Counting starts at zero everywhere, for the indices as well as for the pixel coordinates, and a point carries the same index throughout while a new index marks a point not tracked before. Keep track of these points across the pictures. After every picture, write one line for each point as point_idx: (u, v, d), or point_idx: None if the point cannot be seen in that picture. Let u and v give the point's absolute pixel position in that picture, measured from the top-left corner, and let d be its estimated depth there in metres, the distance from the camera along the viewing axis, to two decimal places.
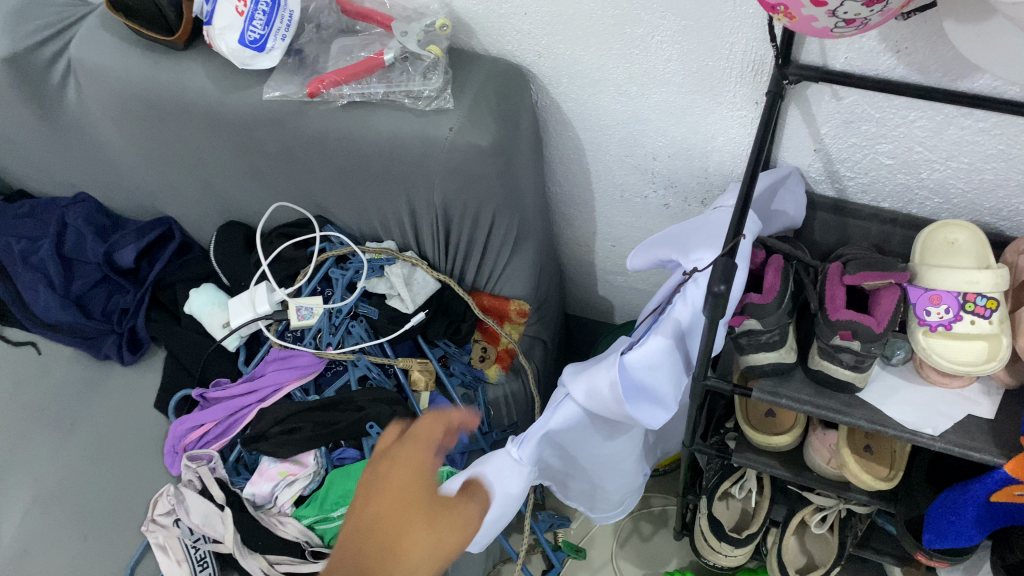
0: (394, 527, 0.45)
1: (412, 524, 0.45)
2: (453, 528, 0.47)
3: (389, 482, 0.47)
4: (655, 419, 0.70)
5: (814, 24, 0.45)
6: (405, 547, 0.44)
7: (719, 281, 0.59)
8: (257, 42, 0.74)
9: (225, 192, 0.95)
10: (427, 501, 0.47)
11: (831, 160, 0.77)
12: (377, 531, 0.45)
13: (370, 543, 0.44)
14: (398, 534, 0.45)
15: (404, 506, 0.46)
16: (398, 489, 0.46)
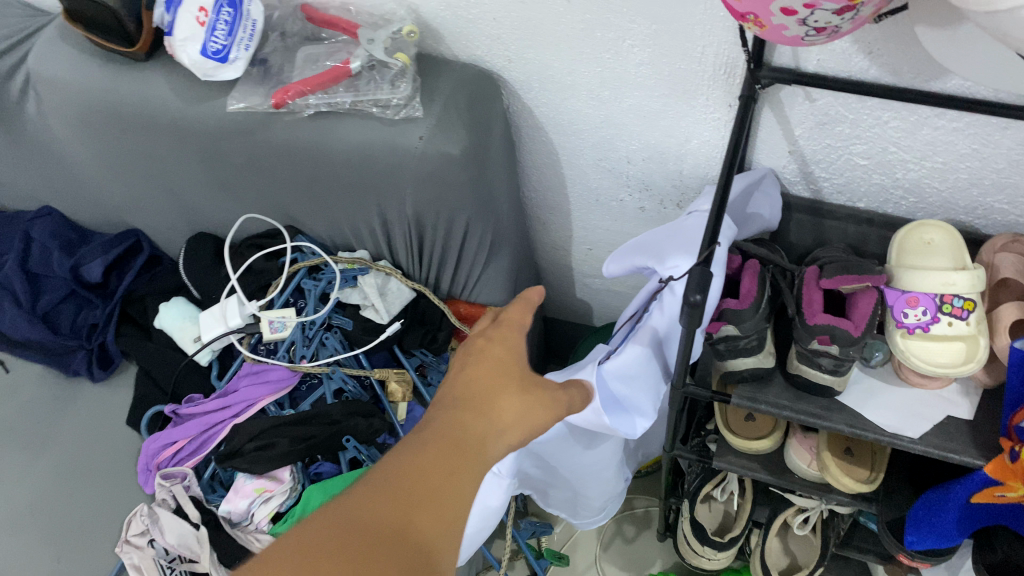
0: (489, 387, 0.50)
1: (506, 384, 0.51)
2: (542, 396, 0.52)
3: (486, 353, 0.52)
4: (632, 428, 0.69)
5: (784, 33, 0.45)
6: (499, 405, 0.49)
7: (695, 290, 0.58)
8: (220, 53, 0.72)
9: (193, 204, 0.93)
10: (519, 370, 0.52)
11: (806, 161, 0.76)
12: (478, 388, 0.50)
13: (469, 396, 0.49)
14: (497, 390, 0.50)
15: (498, 374, 0.51)
16: (494, 359, 0.52)
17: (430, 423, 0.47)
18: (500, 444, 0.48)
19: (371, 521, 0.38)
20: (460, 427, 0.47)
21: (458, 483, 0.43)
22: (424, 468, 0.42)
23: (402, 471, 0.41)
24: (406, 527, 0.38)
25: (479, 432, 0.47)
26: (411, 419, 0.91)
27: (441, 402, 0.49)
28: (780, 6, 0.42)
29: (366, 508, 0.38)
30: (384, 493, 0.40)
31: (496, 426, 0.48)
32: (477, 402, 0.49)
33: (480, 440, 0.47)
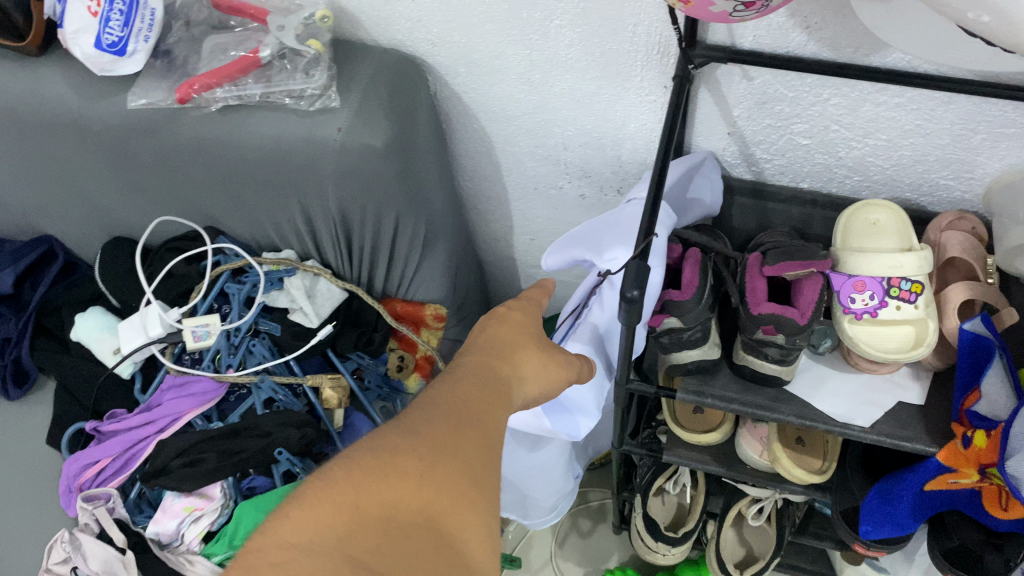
0: (511, 345, 0.54)
1: (528, 344, 0.54)
2: (558, 358, 0.55)
3: (504, 323, 0.56)
4: (573, 432, 0.66)
5: (711, 8, 0.41)
6: (528, 352, 0.54)
7: (632, 286, 0.55)
8: (116, 45, 0.66)
9: (105, 208, 0.87)
10: (534, 338, 0.55)
11: (747, 143, 0.73)
12: (500, 344, 0.53)
13: (498, 345, 0.53)
14: (517, 346, 0.54)
15: (515, 338, 0.55)
16: (511, 326, 0.56)
17: (472, 356, 0.51)
18: (536, 382, 0.53)
19: (456, 413, 0.43)
20: (504, 361, 0.52)
21: (505, 399, 0.48)
22: (484, 384, 0.48)
23: (468, 385, 0.47)
24: (481, 421, 0.44)
25: (514, 372, 0.52)
26: (349, 426, 0.88)
27: (470, 351, 0.53)
28: None
29: (449, 404, 0.44)
30: (459, 396, 0.45)
31: (526, 370, 0.53)
32: (507, 349, 0.53)
33: (514, 378, 0.51)
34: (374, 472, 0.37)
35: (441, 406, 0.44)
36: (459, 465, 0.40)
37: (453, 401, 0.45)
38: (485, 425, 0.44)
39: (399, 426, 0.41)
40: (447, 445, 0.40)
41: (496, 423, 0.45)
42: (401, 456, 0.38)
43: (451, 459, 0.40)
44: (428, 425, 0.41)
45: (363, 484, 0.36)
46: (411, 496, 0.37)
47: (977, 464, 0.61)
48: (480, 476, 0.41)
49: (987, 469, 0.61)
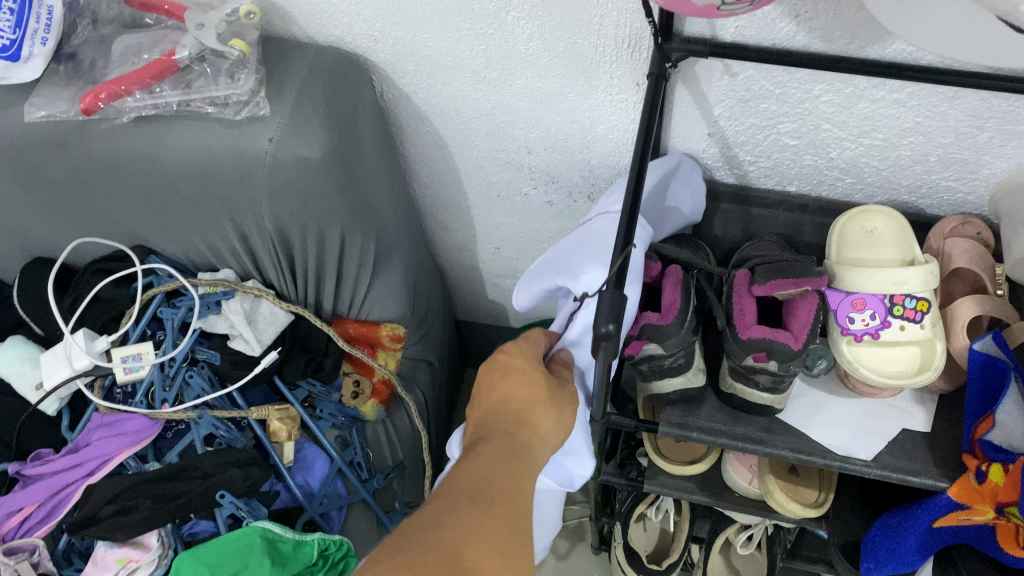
0: (522, 404, 0.47)
1: (541, 397, 0.48)
2: (572, 407, 0.50)
3: (510, 374, 0.49)
4: (568, 481, 0.61)
5: (694, 2, 0.34)
6: (542, 407, 0.47)
7: (607, 320, 0.48)
8: (8, 50, 0.58)
9: (20, 228, 0.78)
10: (548, 387, 0.49)
11: (728, 144, 0.66)
12: (511, 405, 0.47)
13: (512, 404, 0.47)
14: (534, 400, 0.47)
15: (529, 392, 0.48)
16: (524, 369, 0.49)
17: (485, 427, 0.46)
18: (553, 440, 0.48)
19: (474, 522, 0.38)
20: (522, 426, 0.46)
21: (526, 475, 0.43)
22: (506, 464, 0.42)
23: (488, 472, 0.41)
24: (503, 526, 0.39)
25: (535, 437, 0.46)
26: (301, 460, 0.80)
27: (481, 418, 0.47)
28: None
29: (468, 506, 0.39)
30: (479, 491, 0.40)
31: (545, 429, 0.47)
32: (522, 409, 0.47)
33: (533, 445, 0.45)
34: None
35: (459, 511, 0.38)
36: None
37: (472, 501, 0.39)
38: (506, 531, 0.39)
39: (414, 543, 0.35)
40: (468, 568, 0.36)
41: (519, 524, 0.40)
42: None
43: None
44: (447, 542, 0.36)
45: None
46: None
47: (993, 501, 0.55)
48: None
49: (1003, 507, 0.54)
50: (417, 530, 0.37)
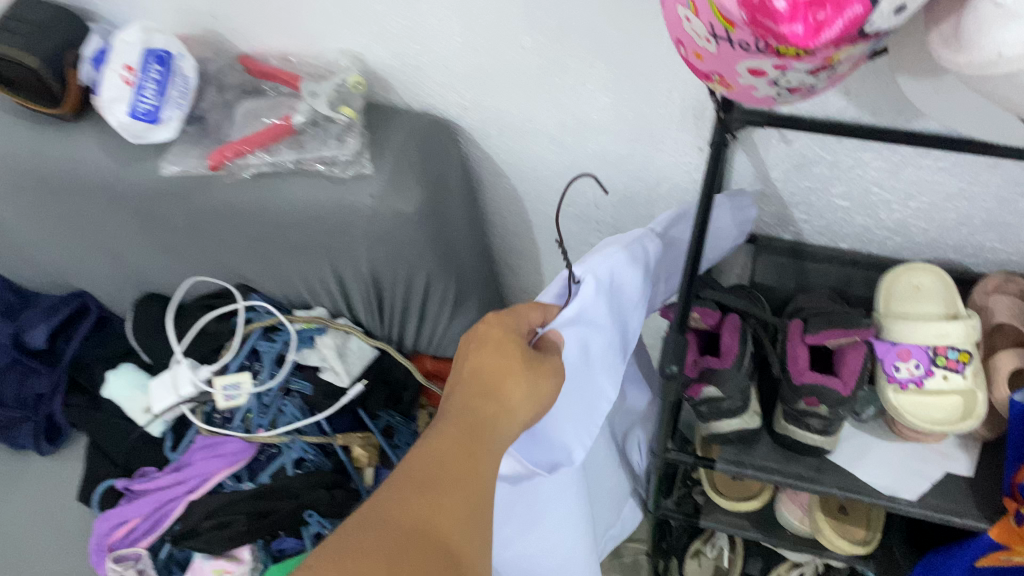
0: (492, 375, 0.47)
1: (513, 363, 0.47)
2: (555, 374, 0.49)
3: (486, 343, 0.49)
4: (553, 466, 0.52)
5: (755, 93, 0.40)
6: (512, 378, 0.47)
7: (672, 361, 0.54)
8: (150, 114, 0.67)
9: (137, 267, 0.87)
10: (521, 351, 0.48)
11: (785, 202, 0.71)
12: (481, 377, 0.47)
13: (485, 380, 0.47)
14: (503, 370, 0.47)
15: (498, 360, 0.48)
16: (499, 338, 0.49)
17: (454, 404, 0.46)
18: (525, 414, 0.47)
19: (425, 520, 0.38)
20: (489, 404, 0.46)
21: (484, 457, 0.43)
22: (463, 450, 0.43)
23: (446, 462, 0.42)
24: (455, 518, 0.39)
25: (501, 415, 0.46)
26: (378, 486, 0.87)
27: (455, 391, 0.47)
28: (748, 68, 0.37)
29: (420, 501, 0.39)
30: (433, 484, 0.40)
31: (514, 403, 0.46)
32: (494, 379, 0.47)
33: (498, 421, 0.45)
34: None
35: (408, 506, 0.39)
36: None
37: (421, 495, 0.39)
38: (459, 526, 0.39)
39: (352, 542, 0.36)
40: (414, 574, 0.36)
41: (474, 516, 0.40)
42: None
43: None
44: (390, 542, 0.37)
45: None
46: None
47: None
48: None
49: None
50: (362, 528, 0.37)
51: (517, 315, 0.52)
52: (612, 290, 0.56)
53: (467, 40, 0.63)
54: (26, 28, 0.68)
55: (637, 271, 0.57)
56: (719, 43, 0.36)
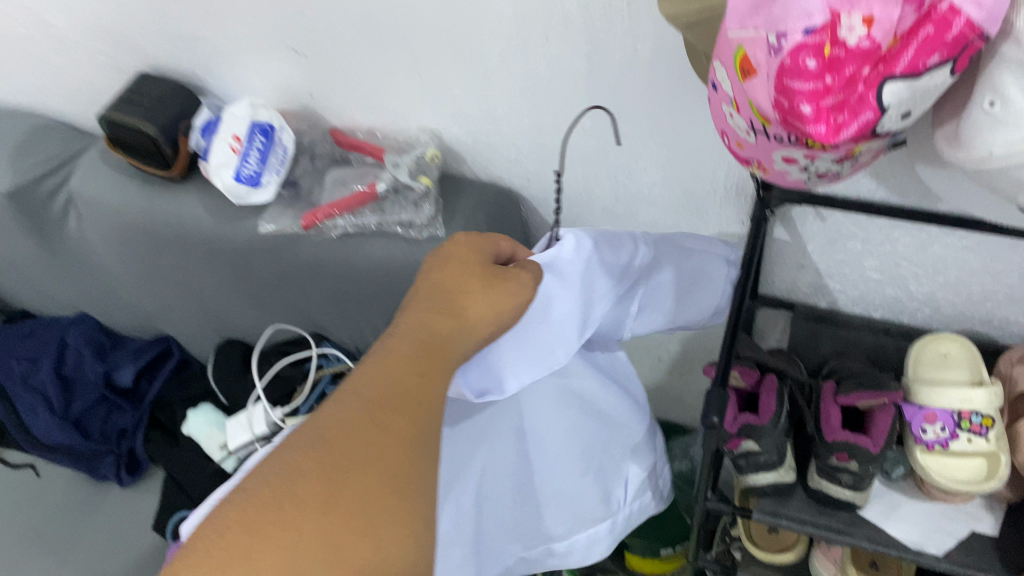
0: (451, 290, 0.46)
1: (471, 277, 0.47)
2: (513, 287, 0.48)
3: (444, 261, 0.48)
4: (483, 393, 0.54)
5: (788, 177, 0.47)
6: (471, 290, 0.46)
7: (714, 412, 0.60)
8: (253, 177, 0.76)
9: (222, 314, 0.96)
10: (480, 266, 0.48)
11: (821, 273, 0.77)
12: (441, 291, 0.46)
13: (444, 291, 0.46)
14: (462, 285, 0.46)
15: (459, 273, 0.47)
16: (462, 257, 0.48)
17: (411, 313, 0.44)
18: (484, 326, 0.46)
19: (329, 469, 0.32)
20: (447, 316, 0.44)
21: (426, 378, 0.39)
22: (416, 360, 0.40)
23: (395, 374, 0.38)
24: (409, 405, 0.38)
25: (459, 326, 0.44)
26: None
27: (414, 303, 0.45)
28: (781, 156, 0.44)
29: (362, 409, 0.36)
30: (383, 385, 0.37)
31: (476, 314, 0.46)
32: (454, 293, 0.46)
33: (458, 333, 0.44)
34: (247, 551, 0.29)
35: (340, 426, 0.35)
36: (374, 515, 0.31)
37: (363, 406, 0.36)
38: (408, 434, 0.35)
39: (279, 471, 0.32)
40: (357, 482, 0.32)
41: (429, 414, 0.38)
42: (287, 522, 0.30)
43: (353, 511, 0.31)
44: (322, 466, 0.32)
45: (228, 570, 0.28)
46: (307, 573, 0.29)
47: None
48: (404, 502, 0.33)
49: None
50: (296, 445, 0.34)
51: (481, 236, 0.51)
52: (592, 261, 0.57)
53: (534, 121, 0.71)
54: (149, 100, 0.78)
55: (622, 259, 0.59)
56: (757, 134, 0.43)
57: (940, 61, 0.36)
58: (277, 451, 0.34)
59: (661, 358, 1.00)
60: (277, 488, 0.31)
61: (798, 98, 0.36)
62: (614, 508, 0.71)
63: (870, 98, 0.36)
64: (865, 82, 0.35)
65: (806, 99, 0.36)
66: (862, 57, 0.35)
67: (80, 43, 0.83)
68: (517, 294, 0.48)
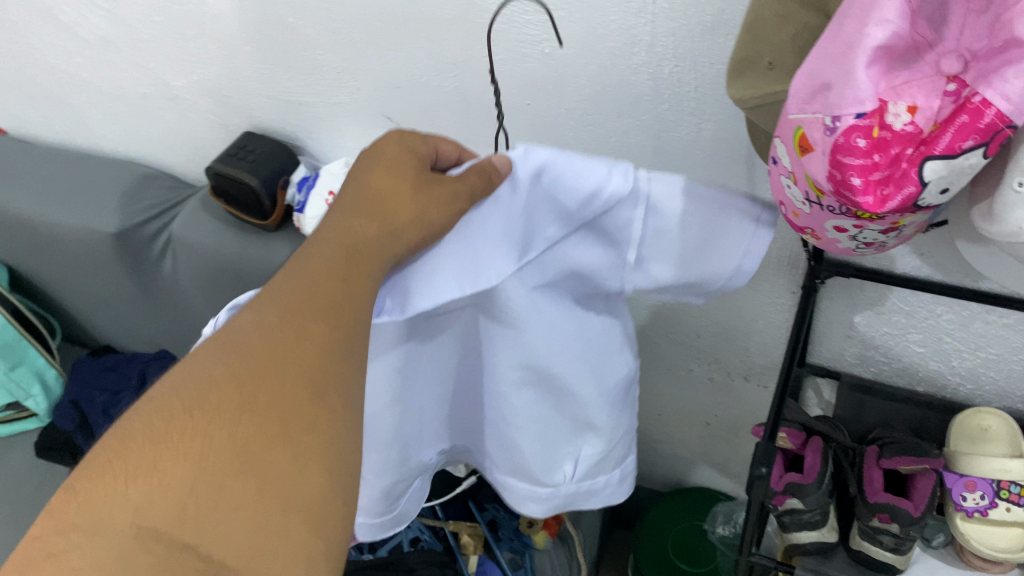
0: (377, 198, 0.51)
1: (400, 183, 0.51)
2: (445, 203, 0.51)
3: (380, 164, 0.52)
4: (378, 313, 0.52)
5: (839, 245, 0.52)
6: (397, 197, 0.51)
7: (762, 464, 0.64)
8: None
9: None
10: (411, 172, 0.52)
11: (866, 344, 0.82)
12: (372, 196, 0.51)
13: (374, 200, 0.51)
14: (389, 193, 0.51)
15: (388, 179, 0.52)
16: (394, 161, 0.53)
17: (336, 221, 0.50)
18: (413, 235, 0.50)
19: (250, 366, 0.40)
20: (374, 224, 0.49)
21: (350, 286, 0.46)
22: (337, 271, 0.46)
23: (315, 287, 0.45)
24: (321, 307, 0.44)
25: (381, 232, 0.49)
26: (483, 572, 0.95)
27: (342, 211, 0.51)
28: (833, 225, 0.49)
29: (279, 322, 0.43)
30: (298, 294, 0.45)
31: (399, 219, 0.50)
32: (381, 202, 0.51)
33: (380, 242, 0.49)
34: (173, 434, 0.36)
35: (260, 331, 0.42)
36: (280, 411, 0.39)
37: (279, 317, 0.43)
38: (321, 338, 0.43)
39: (203, 368, 0.40)
40: (267, 385, 0.40)
41: (344, 321, 0.45)
42: (207, 413, 0.38)
43: (263, 407, 0.39)
44: (238, 366, 0.40)
45: (157, 447, 0.36)
46: (223, 447, 0.37)
47: None
48: (310, 401, 0.40)
49: None
50: (217, 348, 0.41)
51: (419, 137, 0.56)
52: (547, 187, 0.52)
53: None
54: (255, 155, 0.85)
55: (584, 188, 0.52)
56: (812, 205, 0.49)
57: (974, 145, 0.40)
58: (201, 349, 0.41)
59: (710, 423, 1.04)
60: (200, 385, 0.39)
61: (849, 172, 0.41)
62: (551, 482, 0.67)
63: (912, 174, 0.41)
64: (908, 160, 0.41)
65: (857, 172, 0.41)
66: (905, 139, 0.41)
67: (193, 102, 0.92)
68: (458, 205, 0.51)
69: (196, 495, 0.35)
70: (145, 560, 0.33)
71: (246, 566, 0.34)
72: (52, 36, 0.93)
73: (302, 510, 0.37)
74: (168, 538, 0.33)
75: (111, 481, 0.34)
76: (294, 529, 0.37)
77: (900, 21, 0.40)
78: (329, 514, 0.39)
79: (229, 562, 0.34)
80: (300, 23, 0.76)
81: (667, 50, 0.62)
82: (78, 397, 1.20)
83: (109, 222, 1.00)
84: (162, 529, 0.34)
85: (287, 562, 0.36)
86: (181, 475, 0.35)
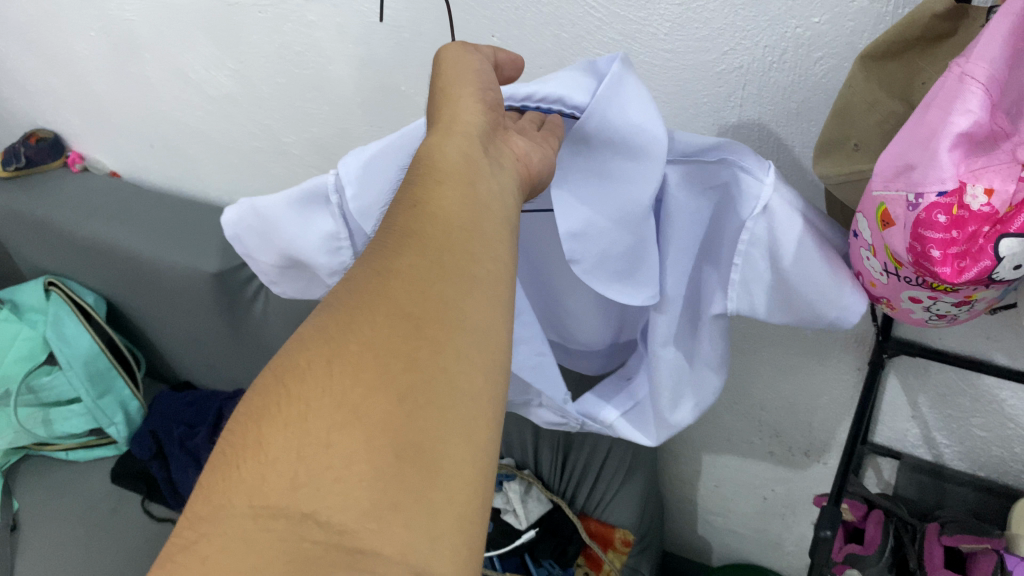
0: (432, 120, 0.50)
1: (446, 100, 0.51)
2: (458, 71, 0.52)
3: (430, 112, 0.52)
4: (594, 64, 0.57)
5: (912, 316, 0.55)
6: (445, 106, 0.50)
7: (826, 527, 0.67)
8: None
9: None
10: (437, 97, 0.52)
11: (930, 425, 0.84)
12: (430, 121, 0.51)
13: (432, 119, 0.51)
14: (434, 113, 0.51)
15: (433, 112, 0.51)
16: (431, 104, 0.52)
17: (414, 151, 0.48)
18: (469, 113, 0.49)
19: (343, 319, 0.36)
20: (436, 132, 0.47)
21: (440, 198, 0.42)
22: (415, 201, 0.42)
23: (403, 225, 0.40)
24: (414, 240, 0.39)
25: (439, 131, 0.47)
26: None
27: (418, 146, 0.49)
28: (908, 296, 0.53)
29: (371, 267, 0.39)
30: (388, 238, 0.40)
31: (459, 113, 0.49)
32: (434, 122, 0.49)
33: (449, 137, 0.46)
34: (273, 408, 0.33)
35: (351, 284, 0.38)
36: (378, 352, 0.34)
37: (366, 266, 0.39)
38: (414, 270, 0.38)
39: (300, 336, 0.37)
40: (358, 329, 0.35)
41: (437, 243, 0.39)
42: (300, 378, 0.34)
43: (357, 352, 0.34)
44: (328, 323, 0.36)
45: (256, 424, 0.33)
46: (323, 404, 0.33)
47: None
48: (410, 336, 0.35)
49: None
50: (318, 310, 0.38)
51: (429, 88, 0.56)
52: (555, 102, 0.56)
53: None
54: None
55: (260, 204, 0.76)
56: (889, 276, 0.53)
57: None
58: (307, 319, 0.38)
59: (766, 497, 1.06)
60: (295, 353, 0.36)
61: (929, 244, 0.46)
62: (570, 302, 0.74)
63: (988, 249, 0.45)
64: (984, 237, 0.45)
65: (936, 245, 0.46)
66: (983, 219, 0.45)
67: (301, 157, 1.00)
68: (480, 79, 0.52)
69: (305, 458, 0.32)
70: (265, 538, 0.30)
71: (366, 527, 0.30)
72: (182, 92, 1.02)
73: (421, 455, 0.32)
74: (285, 512, 0.31)
75: (227, 468, 0.33)
76: (410, 477, 0.31)
77: (982, 112, 0.44)
78: (455, 456, 0.33)
79: (350, 526, 0.30)
80: (412, 91, 0.83)
81: (753, 131, 0.68)
82: (155, 427, 1.34)
83: (210, 264, 1.08)
84: (276, 503, 0.31)
85: (411, 521, 0.31)
86: (287, 445, 0.32)
